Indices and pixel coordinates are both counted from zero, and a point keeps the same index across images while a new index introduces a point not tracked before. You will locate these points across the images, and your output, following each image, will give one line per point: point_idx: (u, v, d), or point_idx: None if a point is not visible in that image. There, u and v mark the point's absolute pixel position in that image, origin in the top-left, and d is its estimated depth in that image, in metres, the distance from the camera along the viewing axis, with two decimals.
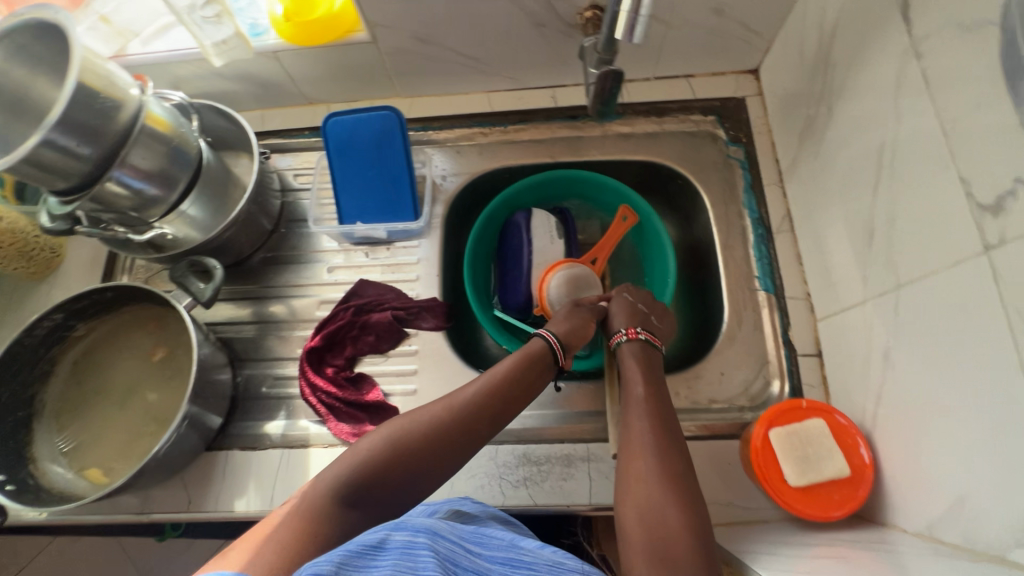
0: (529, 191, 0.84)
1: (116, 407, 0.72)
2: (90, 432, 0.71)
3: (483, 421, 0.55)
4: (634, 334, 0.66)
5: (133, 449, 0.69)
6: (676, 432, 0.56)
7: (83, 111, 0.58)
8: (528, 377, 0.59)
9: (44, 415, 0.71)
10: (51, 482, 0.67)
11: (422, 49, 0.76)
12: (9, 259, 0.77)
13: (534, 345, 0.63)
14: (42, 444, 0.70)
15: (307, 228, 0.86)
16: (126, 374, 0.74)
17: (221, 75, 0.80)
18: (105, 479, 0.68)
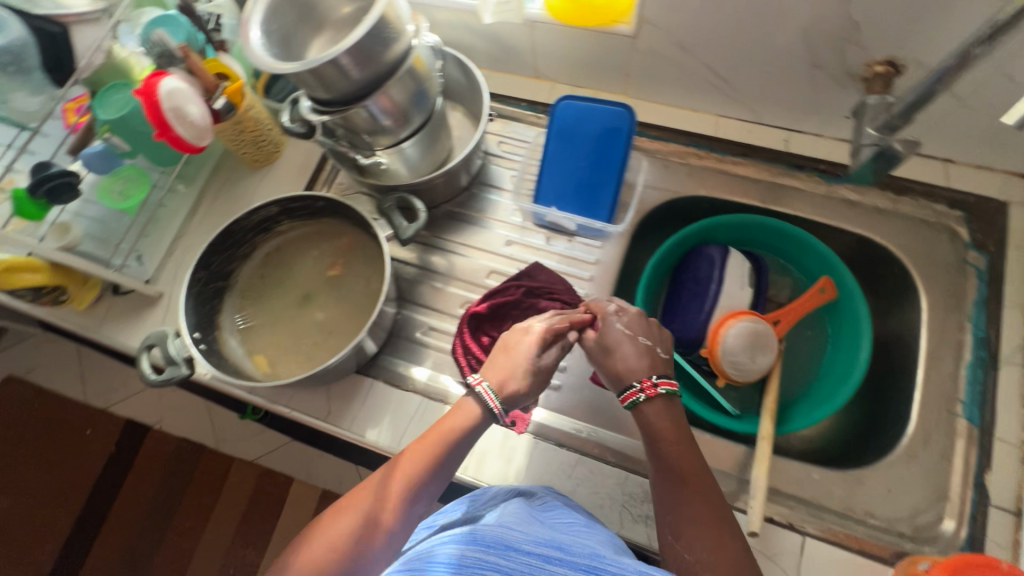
0: (728, 229, 0.80)
1: (292, 306, 0.79)
2: (265, 318, 0.78)
3: (406, 495, 0.54)
4: (651, 390, 0.59)
5: (300, 350, 0.75)
6: (717, 504, 0.52)
7: (371, 40, 0.62)
8: (458, 445, 0.58)
9: (233, 290, 0.79)
10: (226, 350, 0.74)
11: (680, 57, 0.74)
12: (244, 144, 0.84)
13: (464, 409, 0.61)
14: (226, 315, 0.77)
15: (495, 196, 0.87)
16: (307, 278, 0.80)
17: (474, 29, 0.80)
18: (272, 368, 0.74)
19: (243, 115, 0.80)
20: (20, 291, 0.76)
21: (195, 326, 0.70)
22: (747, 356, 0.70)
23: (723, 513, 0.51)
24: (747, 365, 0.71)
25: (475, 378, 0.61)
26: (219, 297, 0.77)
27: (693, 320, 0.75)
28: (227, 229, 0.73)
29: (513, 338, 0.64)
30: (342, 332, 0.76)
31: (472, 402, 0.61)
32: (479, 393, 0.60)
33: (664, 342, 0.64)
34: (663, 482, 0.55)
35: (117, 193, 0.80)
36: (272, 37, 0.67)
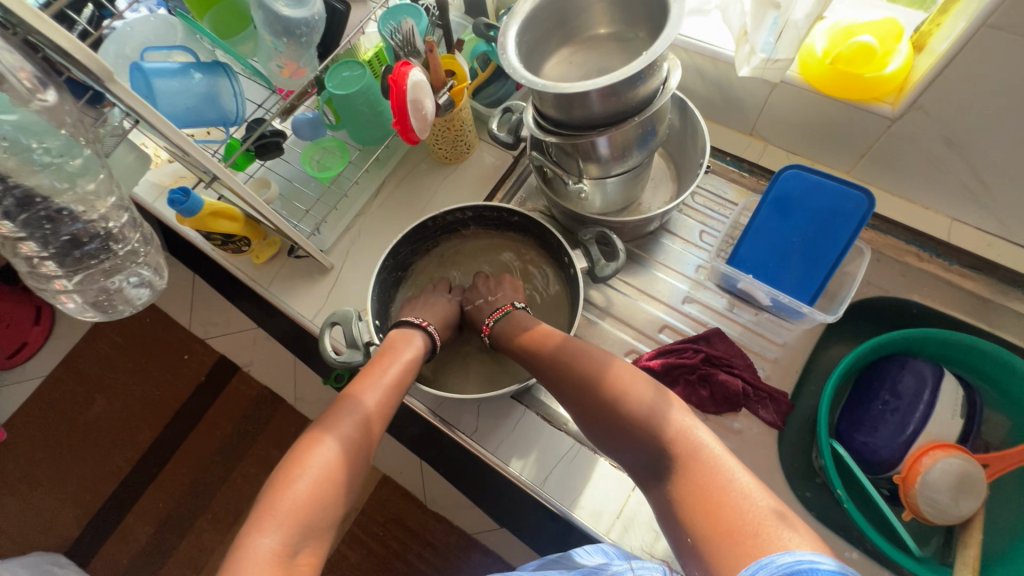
0: (937, 345, 0.72)
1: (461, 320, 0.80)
2: None
3: (372, 420, 0.59)
4: (488, 330, 0.71)
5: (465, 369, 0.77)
6: (600, 363, 0.59)
7: (631, 79, 0.59)
8: (406, 368, 0.64)
9: (407, 283, 0.80)
10: None
11: (943, 152, 0.67)
12: (443, 141, 0.85)
13: (409, 342, 0.67)
14: (397, 307, 0.77)
15: (679, 247, 0.82)
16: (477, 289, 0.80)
17: (704, 74, 0.77)
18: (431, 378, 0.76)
19: (455, 114, 0.80)
20: (215, 236, 0.79)
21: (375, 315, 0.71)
22: (950, 499, 0.62)
23: (585, 356, 0.61)
24: (948, 509, 0.62)
25: (423, 320, 0.70)
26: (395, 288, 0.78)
27: (887, 440, 0.67)
28: (422, 223, 0.74)
29: (426, 297, 0.75)
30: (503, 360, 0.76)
31: (414, 334, 0.68)
32: (432, 332, 0.70)
33: (493, 304, 0.73)
34: (554, 378, 0.62)
35: (316, 162, 0.83)
36: (520, 49, 0.66)
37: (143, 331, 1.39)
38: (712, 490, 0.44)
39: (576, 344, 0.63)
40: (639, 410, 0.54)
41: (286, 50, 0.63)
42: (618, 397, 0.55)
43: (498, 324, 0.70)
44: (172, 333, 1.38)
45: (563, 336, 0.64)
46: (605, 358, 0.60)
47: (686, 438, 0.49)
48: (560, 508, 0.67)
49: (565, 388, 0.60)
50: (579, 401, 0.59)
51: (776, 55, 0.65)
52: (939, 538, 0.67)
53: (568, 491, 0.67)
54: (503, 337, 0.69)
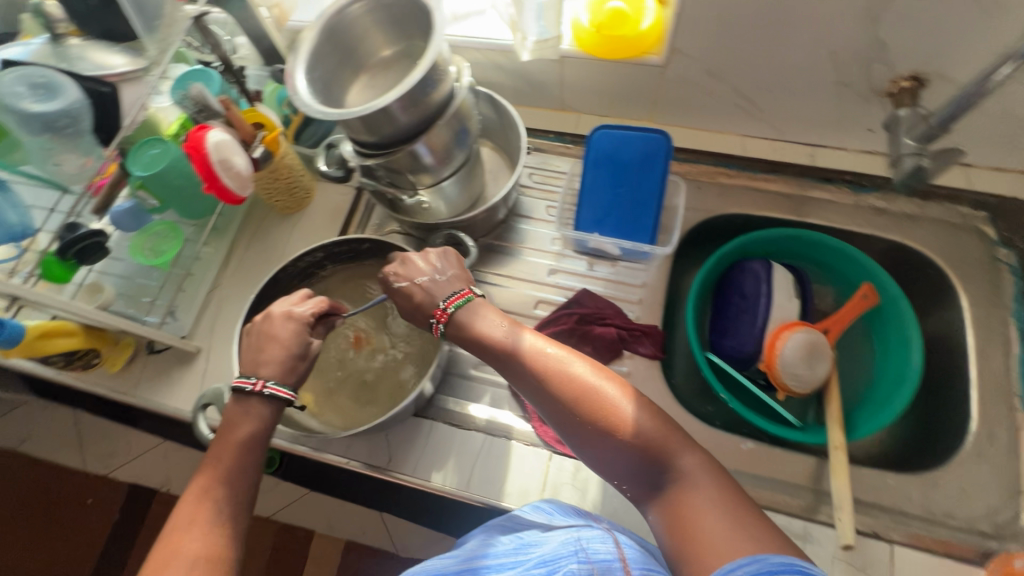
0: (764, 244, 0.82)
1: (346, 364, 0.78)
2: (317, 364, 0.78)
3: (229, 486, 0.51)
4: (446, 316, 0.58)
5: (358, 408, 0.75)
6: (576, 372, 0.52)
7: (421, 87, 0.63)
8: (263, 431, 0.55)
9: None
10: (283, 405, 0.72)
11: (711, 83, 0.77)
12: (278, 193, 0.84)
13: (251, 418, 0.55)
14: None
15: (532, 226, 0.87)
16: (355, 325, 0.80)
17: (501, 67, 0.83)
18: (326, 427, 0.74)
19: (278, 162, 0.80)
20: (52, 356, 0.72)
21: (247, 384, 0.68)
22: (806, 369, 0.71)
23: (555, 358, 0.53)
24: (808, 378, 0.71)
25: (256, 383, 0.56)
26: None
27: (746, 337, 0.75)
28: (273, 277, 0.73)
29: (275, 329, 0.59)
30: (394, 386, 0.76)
31: (246, 401, 0.56)
32: (271, 395, 0.55)
33: (444, 287, 0.60)
34: (526, 392, 0.53)
35: (149, 249, 0.76)
36: (314, 85, 0.67)
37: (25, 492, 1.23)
38: (710, 515, 0.43)
39: (543, 345, 0.54)
40: (623, 423, 0.49)
41: (57, 145, 0.60)
42: (598, 408, 0.49)
43: (460, 311, 0.58)
44: (58, 481, 1.23)
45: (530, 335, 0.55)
46: (576, 358, 0.53)
47: (669, 456, 0.47)
48: (490, 502, 0.68)
49: (534, 400, 0.53)
50: (550, 411, 0.52)
51: (546, 35, 0.76)
52: (814, 404, 0.77)
53: (493, 483, 0.69)
54: (463, 332, 0.58)
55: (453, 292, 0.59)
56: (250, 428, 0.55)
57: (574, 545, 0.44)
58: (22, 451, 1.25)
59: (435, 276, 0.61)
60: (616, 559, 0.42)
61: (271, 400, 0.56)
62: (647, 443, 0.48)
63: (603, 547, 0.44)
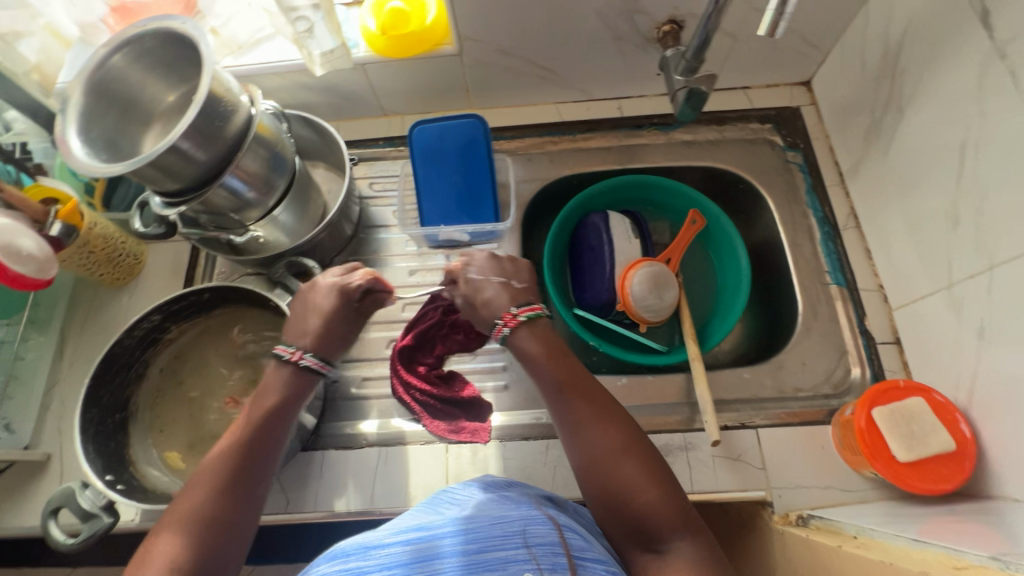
0: (601, 197, 0.87)
1: (211, 419, 0.73)
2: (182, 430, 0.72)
3: (235, 457, 0.53)
4: (514, 321, 0.58)
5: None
6: (600, 406, 0.54)
7: (205, 118, 0.61)
8: (287, 408, 0.58)
9: (139, 413, 0.72)
10: (152, 483, 0.67)
11: (509, 61, 0.81)
12: (98, 266, 0.77)
13: (275, 382, 0.58)
14: (138, 447, 0.69)
15: (384, 234, 0.88)
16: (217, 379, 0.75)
17: (308, 86, 0.82)
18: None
19: (87, 235, 0.73)
20: None
21: (102, 471, 0.62)
22: (656, 298, 0.77)
23: (592, 406, 0.54)
24: (659, 306, 0.77)
25: (294, 353, 0.59)
26: (123, 430, 0.69)
27: (601, 285, 0.81)
28: (109, 353, 0.67)
29: (316, 298, 0.62)
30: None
31: (283, 368, 0.59)
32: (307, 365, 0.59)
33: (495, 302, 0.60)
34: (549, 405, 0.56)
35: None
36: (96, 145, 0.63)
37: None
38: None
39: (575, 391, 0.55)
40: (631, 484, 0.49)
41: None
42: (603, 446, 0.51)
43: (535, 321, 0.58)
44: None
45: (564, 380, 0.55)
46: (604, 413, 0.53)
47: (663, 523, 0.47)
48: (399, 511, 0.68)
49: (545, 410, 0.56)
50: (562, 425, 0.54)
51: (331, 45, 0.73)
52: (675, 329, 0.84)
53: (397, 492, 0.68)
54: (518, 346, 0.58)
55: (527, 302, 0.60)
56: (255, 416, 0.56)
57: (510, 527, 0.37)
58: None
59: (512, 282, 0.62)
60: (557, 543, 0.36)
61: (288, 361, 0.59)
62: (643, 495, 0.49)
63: (544, 531, 0.37)
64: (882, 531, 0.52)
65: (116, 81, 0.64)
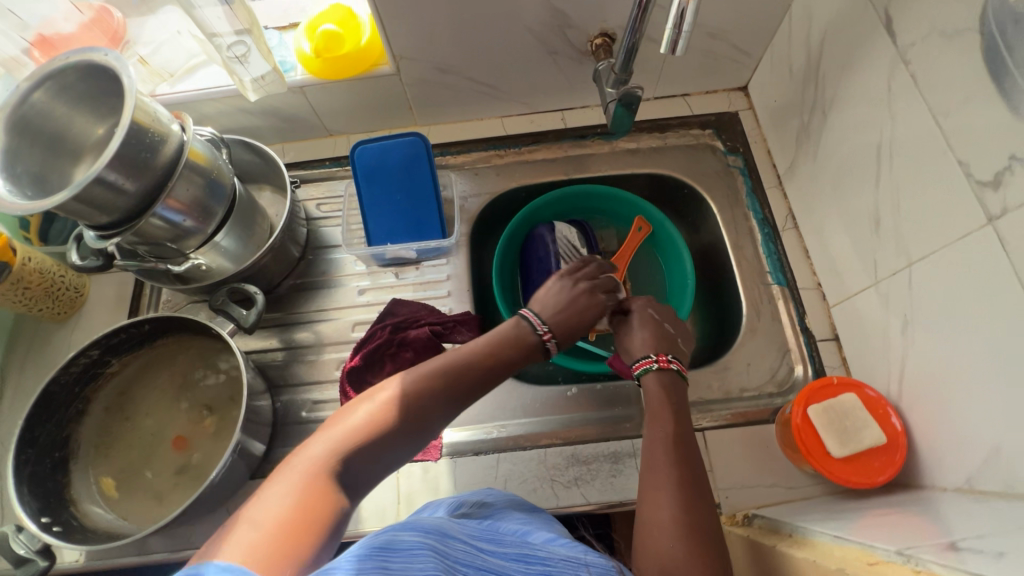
0: (548, 207, 0.88)
1: (153, 453, 0.71)
2: (125, 466, 0.71)
3: (441, 372, 0.56)
4: (665, 361, 0.62)
5: (179, 490, 0.69)
6: (699, 476, 0.52)
7: (133, 150, 0.60)
8: (495, 360, 0.59)
9: (80, 449, 0.70)
10: (95, 522, 0.66)
11: (448, 78, 0.82)
12: (36, 300, 0.76)
13: (516, 340, 0.61)
14: (80, 485, 0.68)
15: (333, 254, 0.87)
16: (159, 411, 0.74)
17: (248, 110, 0.81)
18: (147, 525, 0.66)
19: (20, 271, 0.72)
20: None
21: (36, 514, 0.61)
22: None
23: (682, 474, 0.51)
24: None
25: (548, 333, 0.62)
26: (62, 470, 0.68)
27: None
28: (42, 392, 0.66)
29: (563, 291, 0.67)
30: (215, 455, 0.71)
31: (530, 335, 0.62)
32: (552, 343, 0.62)
33: (665, 338, 0.66)
34: (649, 445, 0.55)
35: None
36: (21, 180, 0.62)
37: None
38: None
39: (665, 457, 0.53)
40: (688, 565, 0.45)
41: None
42: (682, 509, 0.49)
43: (647, 374, 0.62)
44: None
45: (675, 449, 0.53)
46: (686, 487, 0.50)
47: None
48: (351, 535, 0.68)
49: (648, 449, 0.55)
50: (647, 468, 0.53)
51: (260, 72, 0.72)
52: None
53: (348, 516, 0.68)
54: (661, 379, 0.61)
55: (641, 356, 0.64)
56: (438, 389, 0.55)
57: (571, 552, 0.43)
58: None
59: (664, 319, 0.68)
60: (612, 567, 0.43)
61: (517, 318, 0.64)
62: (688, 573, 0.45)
63: (600, 554, 0.44)
64: (814, 526, 0.53)
65: (38, 115, 0.63)
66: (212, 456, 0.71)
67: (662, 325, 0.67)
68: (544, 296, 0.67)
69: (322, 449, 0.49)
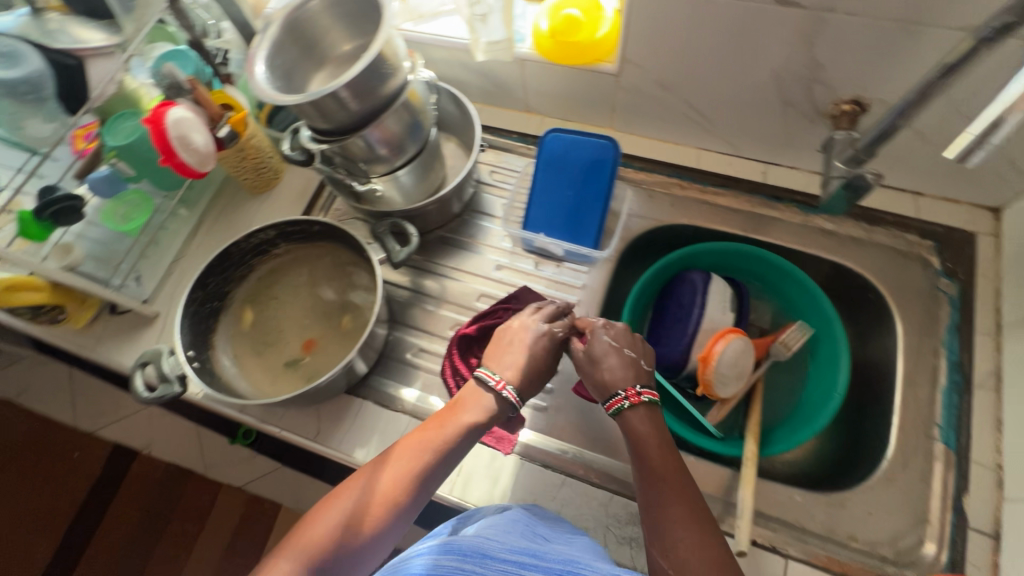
0: (709, 255, 0.83)
1: (282, 336, 0.81)
2: (257, 334, 0.81)
3: (406, 457, 0.55)
4: (637, 396, 0.58)
5: (289, 377, 0.77)
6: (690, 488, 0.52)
7: (368, 77, 0.65)
8: (467, 436, 0.58)
9: (232, 303, 0.82)
10: (221, 370, 0.76)
11: (663, 94, 0.79)
12: (244, 171, 0.88)
13: (477, 406, 0.60)
14: (222, 333, 0.79)
15: (487, 222, 0.90)
16: (298, 300, 0.83)
17: (467, 66, 0.85)
18: (255, 393, 0.76)
19: (244, 143, 0.83)
20: (20, 309, 0.78)
21: (187, 346, 0.72)
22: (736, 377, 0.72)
23: (688, 542, 0.47)
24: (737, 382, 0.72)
25: (498, 381, 0.61)
26: (214, 317, 0.79)
27: (676, 344, 0.76)
28: (225, 249, 0.76)
29: (518, 336, 0.66)
30: (327, 359, 0.78)
31: (485, 393, 0.61)
32: (507, 394, 0.60)
33: (637, 371, 0.61)
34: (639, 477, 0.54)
35: (121, 216, 0.83)
36: (275, 72, 0.71)
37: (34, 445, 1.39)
38: None
39: (657, 493, 0.51)
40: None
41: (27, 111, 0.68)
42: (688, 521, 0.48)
43: (635, 411, 0.57)
44: (59, 432, 1.41)
45: (678, 514, 0.49)
46: (694, 513, 0.49)
47: None
48: None
49: (641, 479, 0.54)
50: (642, 496, 0.52)
51: (497, 37, 0.74)
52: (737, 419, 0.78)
53: None
54: (646, 423, 0.56)
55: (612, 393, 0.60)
56: (401, 476, 0.54)
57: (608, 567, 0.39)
58: (21, 405, 1.43)
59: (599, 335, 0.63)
60: None
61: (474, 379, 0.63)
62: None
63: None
64: None
65: (307, 20, 0.71)
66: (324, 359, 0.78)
67: (624, 355, 0.62)
68: (504, 350, 0.65)
69: (303, 552, 0.49)
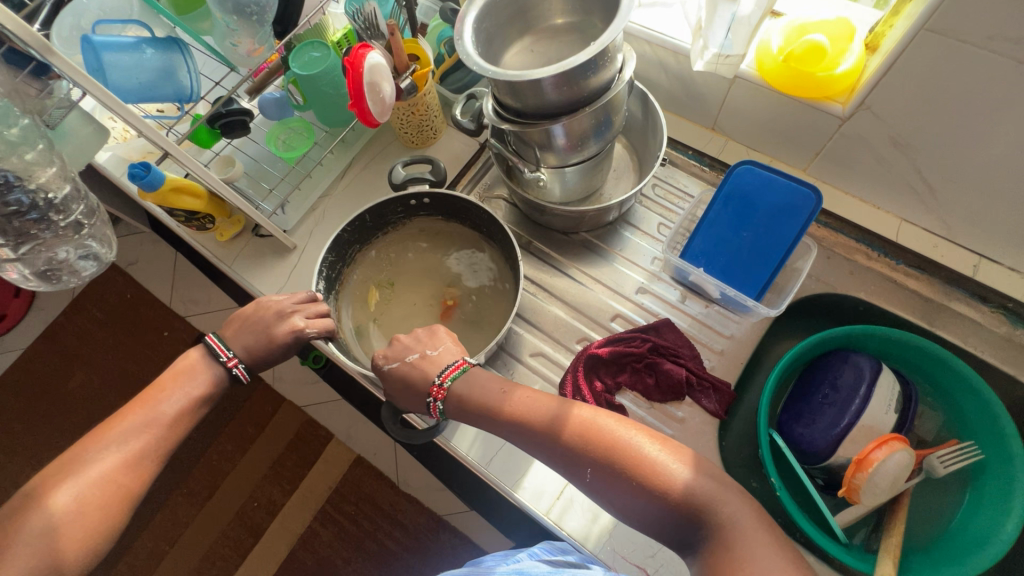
0: (879, 341, 0.73)
1: (415, 299, 0.84)
2: (436, 267, 0.86)
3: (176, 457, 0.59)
4: (440, 394, 0.59)
5: (350, 293, 0.83)
6: (586, 419, 0.54)
7: (583, 69, 0.59)
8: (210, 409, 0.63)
9: (483, 240, 0.85)
10: (421, 218, 0.85)
11: (890, 152, 0.68)
12: (408, 126, 0.85)
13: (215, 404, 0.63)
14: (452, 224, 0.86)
15: (637, 238, 0.84)
16: (424, 315, 0.82)
17: (666, 68, 0.78)
18: (381, 245, 0.86)
19: (420, 99, 0.81)
20: (178, 212, 0.79)
21: (433, 196, 0.80)
22: (893, 488, 0.64)
23: (595, 453, 0.51)
24: (892, 489, 0.64)
25: (230, 358, 0.64)
26: (471, 228, 0.84)
27: (822, 431, 0.69)
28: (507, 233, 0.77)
29: (275, 328, 0.65)
30: (384, 318, 0.82)
31: (215, 364, 0.64)
32: (236, 373, 0.64)
33: (436, 361, 0.62)
34: (542, 448, 0.55)
35: (282, 142, 0.83)
36: (478, 35, 0.66)
37: (132, 313, 1.49)
38: (699, 503, 0.47)
39: (567, 445, 0.53)
40: (674, 500, 0.48)
41: (239, 28, 0.64)
42: (611, 445, 0.51)
43: (454, 382, 0.59)
44: (154, 307, 1.49)
45: (571, 440, 0.53)
46: (611, 432, 0.52)
47: (676, 483, 0.48)
48: (503, 489, 0.69)
49: (541, 447, 0.55)
50: (553, 455, 0.54)
51: (730, 50, 0.65)
52: (867, 527, 0.70)
53: (511, 473, 0.70)
54: (496, 410, 0.58)
55: (448, 364, 0.61)
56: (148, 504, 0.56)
57: None
58: (131, 272, 1.53)
59: (399, 353, 0.64)
60: None
61: (205, 346, 0.65)
62: (665, 470, 0.49)
63: None
64: None
65: None
66: (391, 314, 0.83)
67: (422, 356, 0.62)
68: (244, 314, 0.67)
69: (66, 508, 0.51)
